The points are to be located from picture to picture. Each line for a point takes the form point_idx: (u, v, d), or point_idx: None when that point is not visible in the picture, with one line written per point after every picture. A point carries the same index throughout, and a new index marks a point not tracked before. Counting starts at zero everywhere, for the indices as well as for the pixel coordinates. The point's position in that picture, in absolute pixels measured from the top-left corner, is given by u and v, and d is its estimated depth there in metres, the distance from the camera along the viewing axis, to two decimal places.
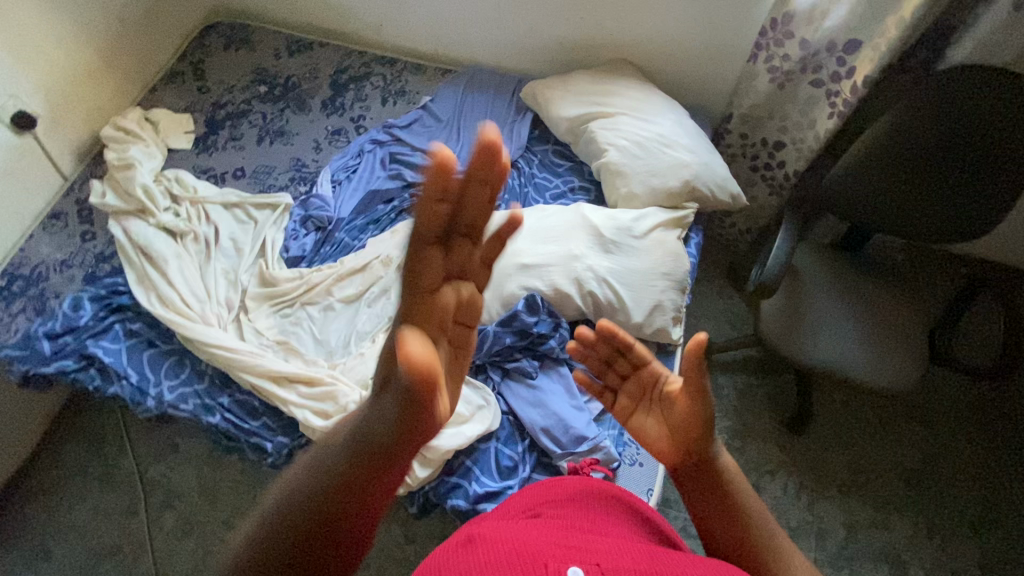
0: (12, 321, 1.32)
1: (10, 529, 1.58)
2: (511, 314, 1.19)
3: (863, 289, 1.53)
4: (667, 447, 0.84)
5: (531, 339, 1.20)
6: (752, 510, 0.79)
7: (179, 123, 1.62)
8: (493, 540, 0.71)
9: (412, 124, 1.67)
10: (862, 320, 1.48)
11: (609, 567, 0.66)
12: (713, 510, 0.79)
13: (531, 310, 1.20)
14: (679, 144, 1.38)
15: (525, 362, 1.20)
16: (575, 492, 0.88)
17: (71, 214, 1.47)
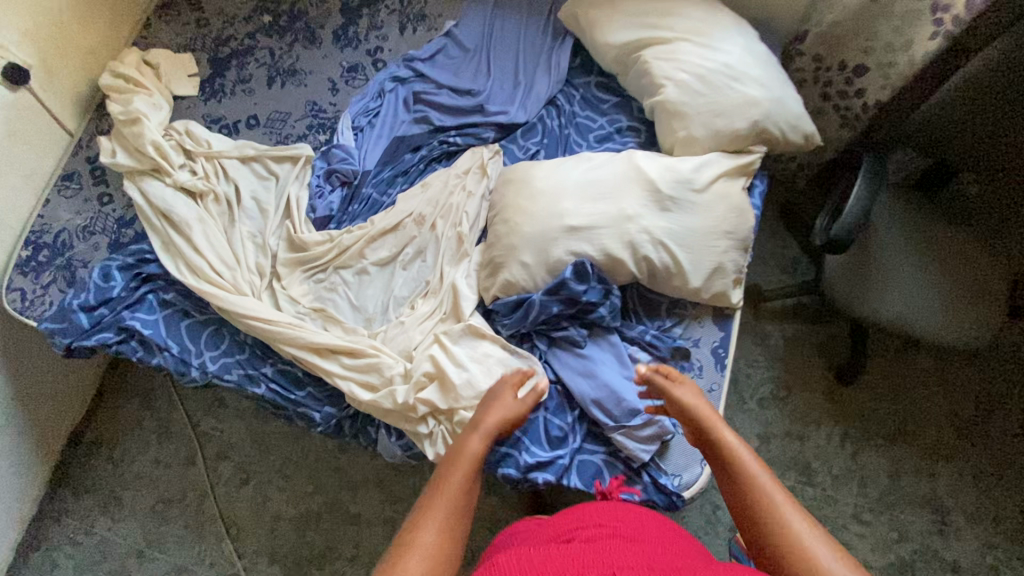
0: (46, 294, 1.29)
1: (79, 479, 1.67)
2: (558, 280, 1.11)
3: (942, 238, 1.38)
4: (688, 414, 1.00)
5: (578, 306, 1.12)
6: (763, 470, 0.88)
7: (181, 65, 1.47)
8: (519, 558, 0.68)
9: (435, 55, 1.49)
10: (939, 272, 1.35)
11: None
12: (724, 477, 0.91)
13: (581, 279, 1.11)
14: (748, 76, 1.19)
15: (572, 331, 1.14)
16: (606, 516, 0.83)
17: (85, 175, 1.38)
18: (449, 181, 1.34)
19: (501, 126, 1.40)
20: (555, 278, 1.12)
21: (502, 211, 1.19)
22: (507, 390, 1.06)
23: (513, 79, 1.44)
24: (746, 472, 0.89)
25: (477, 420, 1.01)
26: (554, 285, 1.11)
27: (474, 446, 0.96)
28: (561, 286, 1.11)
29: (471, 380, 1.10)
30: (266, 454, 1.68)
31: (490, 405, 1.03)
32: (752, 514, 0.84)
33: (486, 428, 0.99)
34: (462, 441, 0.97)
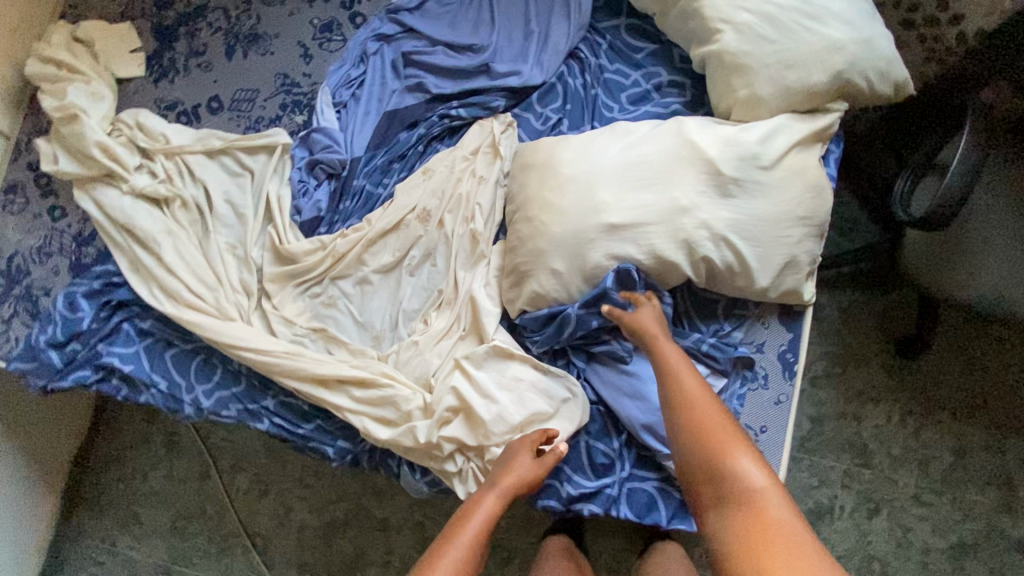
0: (8, 329, 1.13)
1: (92, 499, 1.59)
2: (598, 290, 0.93)
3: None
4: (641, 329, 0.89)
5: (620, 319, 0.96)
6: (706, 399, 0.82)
7: (121, 39, 1.22)
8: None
9: (425, 4, 1.21)
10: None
11: None
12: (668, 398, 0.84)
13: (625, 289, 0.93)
14: (828, 11, 0.93)
15: (616, 345, 0.98)
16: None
17: (30, 185, 1.18)
18: (456, 166, 1.12)
19: (512, 91, 1.15)
20: (593, 289, 0.94)
21: (524, 206, 0.99)
22: (531, 441, 0.92)
23: (523, 29, 1.18)
24: (685, 400, 0.82)
25: (494, 475, 0.90)
26: (593, 298, 0.93)
27: (486, 505, 0.87)
28: (602, 299, 0.93)
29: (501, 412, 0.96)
30: (282, 464, 1.58)
31: (510, 459, 0.91)
32: (688, 449, 0.79)
33: (502, 486, 0.88)
34: (474, 499, 0.88)
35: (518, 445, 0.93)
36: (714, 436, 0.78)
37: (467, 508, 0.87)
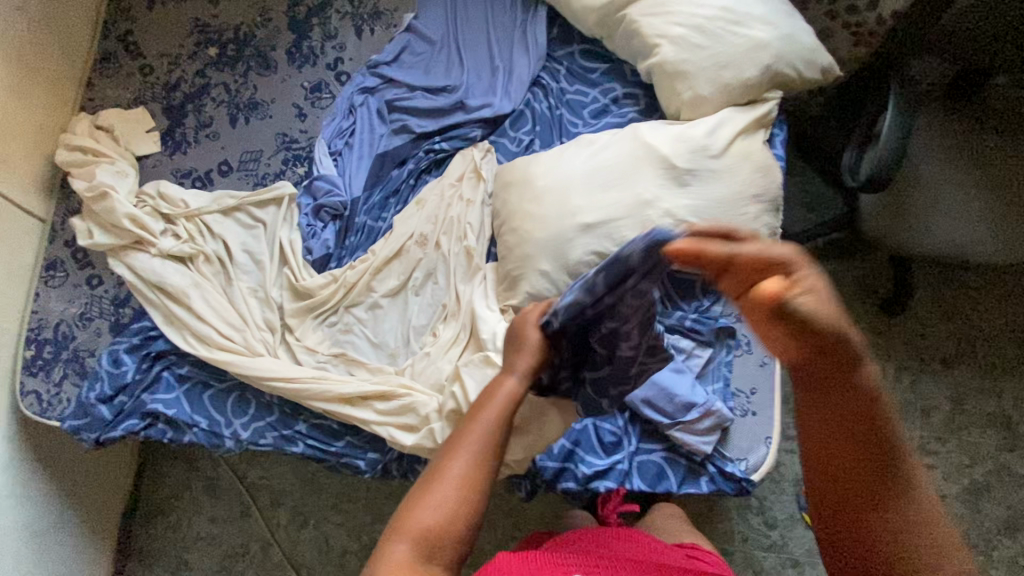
0: (61, 391, 1.25)
1: (141, 551, 1.67)
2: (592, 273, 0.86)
3: (988, 150, 1.25)
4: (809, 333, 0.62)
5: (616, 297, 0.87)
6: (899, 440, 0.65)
7: (137, 122, 1.37)
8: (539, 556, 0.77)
9: (400, 55, 1.36)
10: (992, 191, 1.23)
11: None
12: (835, 433, 0.66)
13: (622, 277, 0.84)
14: (751, 16, 1.06)
15: None
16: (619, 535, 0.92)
17: (69, 260, 1.31)
18: (445, 193, 1.25)
19: (486, 121, 1.28)
20: (650, 234, 0.79)
21: (508, 219, 1.11)
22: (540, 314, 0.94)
23: (490, 66, 1.32)
24: (877, 447, 0.65)
25: (510, 362, 0.91)
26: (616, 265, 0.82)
27: (509, 389, 0.88)
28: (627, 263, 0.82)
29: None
30: (318, 493, 1.67)
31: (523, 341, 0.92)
32: (858, 502, 0.66)
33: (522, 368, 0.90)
34: (498, 382, 0.89)
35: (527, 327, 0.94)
36: (898, 491, 0.65)
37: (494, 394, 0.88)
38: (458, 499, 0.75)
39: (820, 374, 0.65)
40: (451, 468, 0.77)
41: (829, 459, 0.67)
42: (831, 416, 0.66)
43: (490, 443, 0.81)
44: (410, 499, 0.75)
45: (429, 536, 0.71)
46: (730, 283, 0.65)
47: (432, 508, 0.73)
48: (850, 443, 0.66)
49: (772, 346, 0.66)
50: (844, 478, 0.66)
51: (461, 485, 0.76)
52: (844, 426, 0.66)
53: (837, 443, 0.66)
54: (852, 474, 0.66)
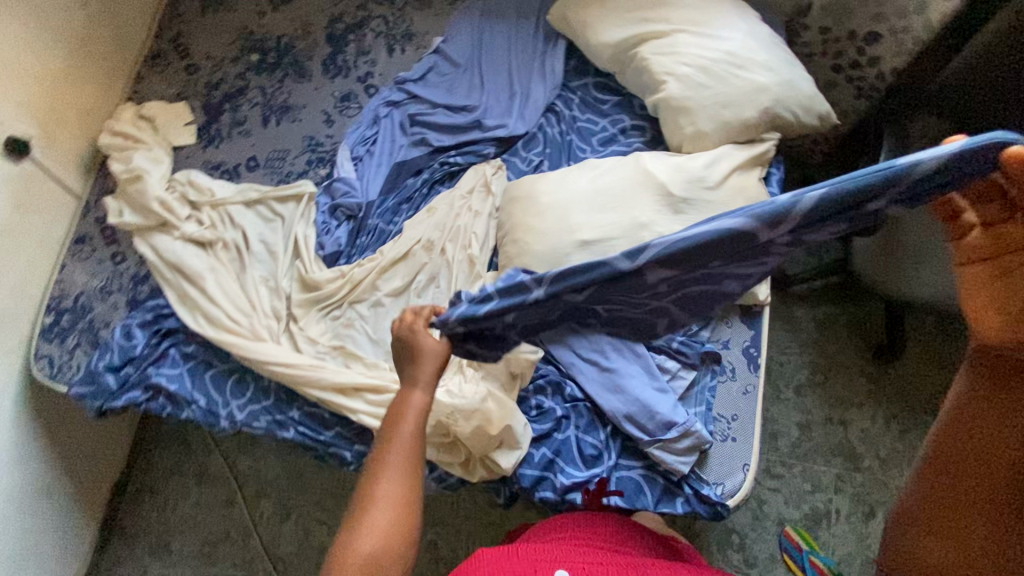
0: (72, 358, 1.31)
1: (124, 530, 1.69)
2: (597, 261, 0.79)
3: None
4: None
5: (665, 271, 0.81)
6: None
7: (177, 114, 1.47)
8: (507, 550, 0.86)
9: (426, 74, 1.46)
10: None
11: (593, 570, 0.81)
12: (983, 425, 0.79)
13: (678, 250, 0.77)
14: (754, 61, 1.14)
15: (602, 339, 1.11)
16: (589, 518, 0.99)
17: (97, 236, 1.39)
18: (454, 203, 1.31)
19: (501, 140, 1.36)
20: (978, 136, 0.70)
21: (511, 231, 1.17)
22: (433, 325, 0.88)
23: (508, 90, 1.40)
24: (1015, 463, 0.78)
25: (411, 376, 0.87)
26: (869, 182, 0.72)
27: (415, 404, 0.86)
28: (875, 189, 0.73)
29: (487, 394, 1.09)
30: (304, 487, 1.69)
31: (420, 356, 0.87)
32: (962, 491, 0.81)
33: (426, 381, 0.86)
34: (404, 400, 0.86)
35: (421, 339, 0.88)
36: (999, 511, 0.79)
37: (401, 414, 0.86)
38: (389, 521, 0.79)
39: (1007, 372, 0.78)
40: (377, 494, 0.80)
41: (954, 431, 0.81)
42: (985, 407, 0.79)
43: (409, 463, 0.83)
44: (348, 532, 0.79)
45: (366, 563, 0.76)
46: (980, 229, 0.74)
47: (366, 535, 0.78)
48: (975, 428, 0.80)
49: (982, 318, 0.77)
50: (964, 460, 0.81)
51: (389, 510, 0.79)
52: (984, 417, 0.79)
53: (981, 424, 0.79)
54: (973, 461, 0.80)
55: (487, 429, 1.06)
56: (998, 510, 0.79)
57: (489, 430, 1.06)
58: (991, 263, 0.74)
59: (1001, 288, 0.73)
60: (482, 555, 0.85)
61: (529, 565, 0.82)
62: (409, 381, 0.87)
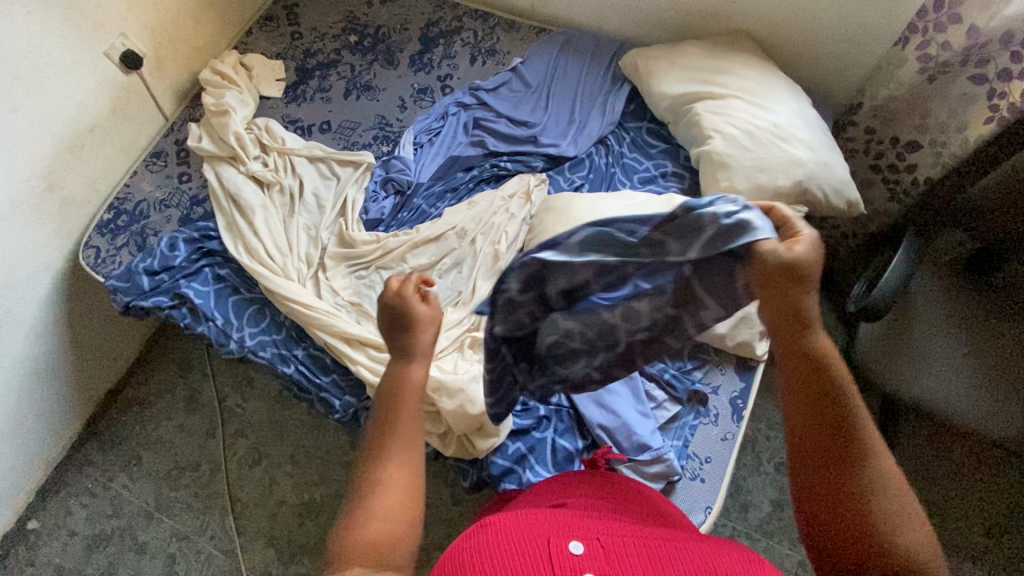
0: (117, 254, 1.41)
1: (102, 433, 1.73)
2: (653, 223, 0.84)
3: (989, 324, 1.36)
4: (798, 317, 0.74)
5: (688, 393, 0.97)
6: (873, 459, 0.72)
7: (271, 70, 1.63)
8: (525, 517, 0.78)
9: (499, 87, 1.58)
10: (987, 365, 1.31)
11: (608, 543, 0.73)
12: (812, 416, 0.74)
13: (721, 228, 0.77)
14: (797, 139, 1.24)
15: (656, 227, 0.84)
16: (602, 497, 0.91)
17: (171, 155, 1.53)
18: (495, 202, 1.40)
19: (551, 158, 1.47)
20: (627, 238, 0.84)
21: (539, 235, 1.26)
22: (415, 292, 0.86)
23: (569, 117, 1.52)
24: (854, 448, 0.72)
25: (405, 345, 0.84)
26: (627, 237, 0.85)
27: (414, 378, 0.83)
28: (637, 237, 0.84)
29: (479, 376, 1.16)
30: (280, 438, 1.71)
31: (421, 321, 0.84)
32: (813, 479, 0.74)
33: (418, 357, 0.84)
34: (399, 369, 0.83)
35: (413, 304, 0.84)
36: (844, 491, 0.71)
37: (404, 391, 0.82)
38: (399, 504, 0.73)
39: (799, 363, 0.75)
40: (384, 478, 0.75)
41: (805, 429, 0.74)
42: (809, 401, 0.74)
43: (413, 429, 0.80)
44: (350, 523, 0.71)
45: (381, 545, 0.70)
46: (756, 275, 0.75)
47: (374, 522, 0.71)
48: (823, 441, 0.73)
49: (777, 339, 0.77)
50: (814, 453, 0.74)
51: (399, 496, 0.74)
52: (831, 446, 0.73)
53: (810, 419, 0.74)
54: (819, 453, 0.73)
55: (469, 410, 1.10)
56: (891, 505, 0.70)
57: (470, 412, 1.10)
58: (777, 320, 0.75)
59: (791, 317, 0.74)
60: (479, 531, 0.76)
61: (543, 534, 0.74)
62: (407, 355, 0.83)
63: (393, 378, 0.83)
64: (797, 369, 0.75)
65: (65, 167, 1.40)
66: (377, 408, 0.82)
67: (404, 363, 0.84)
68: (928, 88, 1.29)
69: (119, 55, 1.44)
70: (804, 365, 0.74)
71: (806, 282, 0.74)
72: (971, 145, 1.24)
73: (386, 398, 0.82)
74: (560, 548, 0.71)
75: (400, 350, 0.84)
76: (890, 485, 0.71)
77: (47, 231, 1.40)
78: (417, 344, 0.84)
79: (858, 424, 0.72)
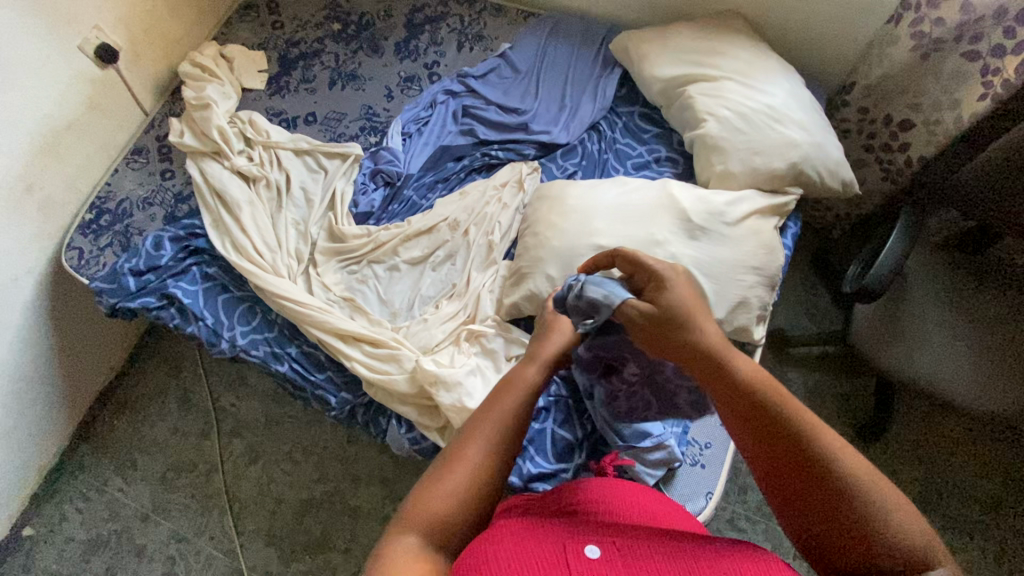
0: (100, 255, 1.38)
1: (95, 437, 1.71)
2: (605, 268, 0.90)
3: (987, 308, 1.35)
4: (697, 342, 0.75)
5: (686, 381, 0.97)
6: (829, 452, 0.69)
7: (253, 61, 1.59)
8: (524, 531, 0.76)
9: (488, 74, 1.55)
10: (984, 349, 1.31)
11: (625, 546, 0.72)
12: (758, 431, 0.72)
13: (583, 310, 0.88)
14: (791, 120, 1.23)
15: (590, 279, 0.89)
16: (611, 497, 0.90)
17: (153, 151, 1.49)
18: (487, 192, 1.38)
19: (543, 145, 1.44)
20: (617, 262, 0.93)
21: (533, 224, 1.24)
22: (552, 324, 1.01)
23: (560, 103, 1.49)
24: (806, 446, 0.70)
25: (533, 352, 0.96)
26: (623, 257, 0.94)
27: (526, 379, 0.91)
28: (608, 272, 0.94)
29: (476, 369, 1.15)
30: (277, 436, 1.70)
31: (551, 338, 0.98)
32: (782, 499, 0.70)
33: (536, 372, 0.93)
34: (520, 369, 0.93)
35: (547, 330, 0.99)
36: (817, 498, 0.68)
37: (517, 389, 0.90)
38: (467, 485, 0.77)
39: (720, 387, 0.74)
40: (468, 455, 0.80)
41: (755, 446, 0.72)
42: (748, 417, 0.73)
43: (509, 421, 0.85)
44: (424, 486, 0.77)
45: (440, 519, 0.74)
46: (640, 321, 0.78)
47: (446, 491, 0.76)
48: (781, 459, 0.70)
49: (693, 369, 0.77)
50: (774, 470, 0.71)
51: (473, 476, 0.79)
52: (784, 457, 0.70)
53: (757, 438, 0.72)
54: (779, 468, 0.70)
55: (466, 404, 1.10)
56: (872, 498, 0.67)
57: (468, 405, 1.10)
58: (682, 352, 0.76)
59: (690, 344, 0.75)
60: (491, 538, 0.74)
61: (557, 540, 0.72)
62: (524, 364, 0.94)
63: (507, 378, 0.92)
64: (728, 398, 0.74)
65: (43, 166, 1.36)
66: (488, 397, 0.89)
67: (520, 368, 0.94)
68: (921, 65, 1.28)
69: (93, 48, 1.39)
70: (726, 384, 0.74)
71: (680, 301, 0.76)
72: (964, 123, 1.24)
73: (492, 392, 0.90)
74: (577, 554, 0.69)
75: (523, 359, 0.96)
76: (874, 483, 0.68)
77: (27, 233, 1.36)
78: (532, 357, 0.95)
79: (800, 423, 0.71)
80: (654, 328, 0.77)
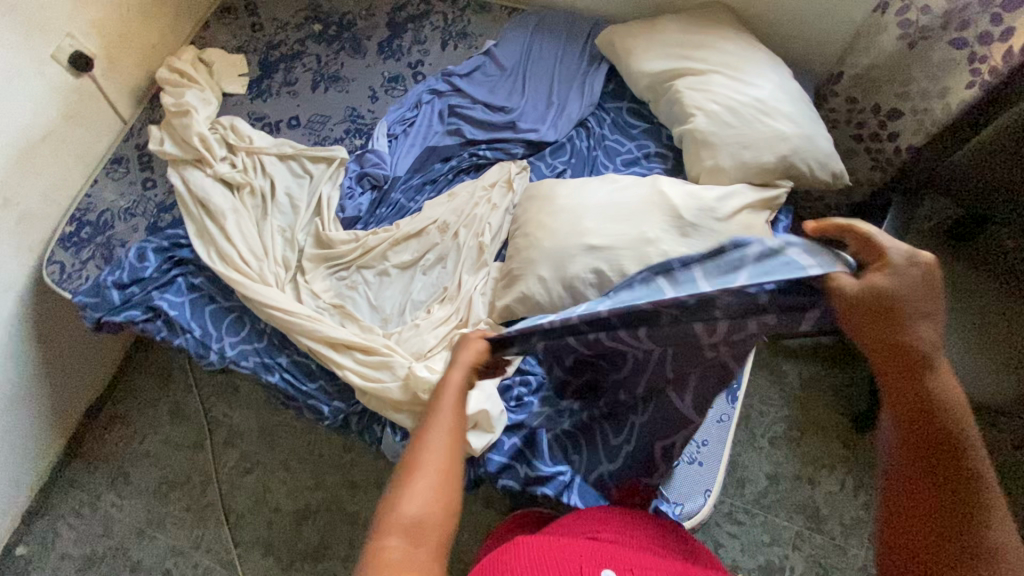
0: (82, 268, 1.35)
1: (86, 452, 1.68)
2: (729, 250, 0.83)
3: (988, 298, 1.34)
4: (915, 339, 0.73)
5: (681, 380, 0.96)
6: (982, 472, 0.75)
7: (233, 65, 1.56)
8: (542, 552, 0.77)
9: (473, 72, 1.53)
10: (988, 349, 1.29)
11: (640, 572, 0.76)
12: (928, 430, 0.75)
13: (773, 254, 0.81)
14: (780, 113, 1.22)
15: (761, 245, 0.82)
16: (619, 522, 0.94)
17: (133, 160, 1.46)
18: (476, 193, 1.36)
19: (531, 143, 1.42)
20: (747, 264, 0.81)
21: (524, 225, 1.22)
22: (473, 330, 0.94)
23: (547, 100, 1.48)
24: (964, 464, 0.75)
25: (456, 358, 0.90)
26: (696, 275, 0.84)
27: (456, 381, 0.87)
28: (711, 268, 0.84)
29: None
30: (271, 445, 1.68)
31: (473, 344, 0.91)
32: (923, 494, 0.76)
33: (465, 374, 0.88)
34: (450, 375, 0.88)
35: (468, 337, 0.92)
36: (957, 505, 0.74)
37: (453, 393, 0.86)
38: (433, 493, 0.77)
39: (903, 381, 0.75)
40: (424, 462, 0.79)
41: (915, 443, 0.77)
42: (920, 416, 0.76)
43: (454, 429, 0.84)
44: (389, 501, 0.77)
45: (417, 524, 0.74)
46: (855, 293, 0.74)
47: (414, 501, 0.76)
48: (939, 461, 0.75)
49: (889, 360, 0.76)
50: (927, 468, 0.76)
51: (438, 482, 0.78)
52: (940, 460, 0.75)
53: (920, 434, 0.76)
54: (929, 468, 0.76)
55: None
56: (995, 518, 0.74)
57: (463, 411, 1.08)
58: (880, 344, 0.75)
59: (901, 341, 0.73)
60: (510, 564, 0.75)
61: (575, 562, 0.75)
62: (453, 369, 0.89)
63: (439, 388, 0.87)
64: (909, 394, 0.75)
65: (20, 179, 1.32)
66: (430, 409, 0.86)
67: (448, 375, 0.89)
68: (908, 54, 1.27)
69: (67, 57, 1.35)
70: (915, 382, 0.75)
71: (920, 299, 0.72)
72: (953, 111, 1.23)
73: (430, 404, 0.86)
74: None
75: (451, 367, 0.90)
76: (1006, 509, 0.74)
77: (6, 248, 1.33)
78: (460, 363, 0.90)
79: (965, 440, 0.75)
80: (876, 311, 0.73)
